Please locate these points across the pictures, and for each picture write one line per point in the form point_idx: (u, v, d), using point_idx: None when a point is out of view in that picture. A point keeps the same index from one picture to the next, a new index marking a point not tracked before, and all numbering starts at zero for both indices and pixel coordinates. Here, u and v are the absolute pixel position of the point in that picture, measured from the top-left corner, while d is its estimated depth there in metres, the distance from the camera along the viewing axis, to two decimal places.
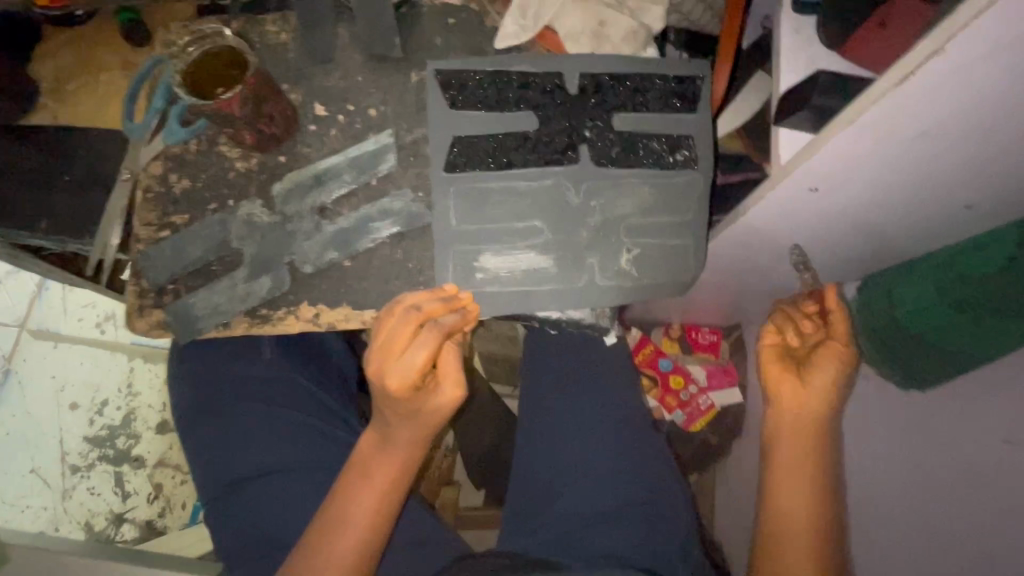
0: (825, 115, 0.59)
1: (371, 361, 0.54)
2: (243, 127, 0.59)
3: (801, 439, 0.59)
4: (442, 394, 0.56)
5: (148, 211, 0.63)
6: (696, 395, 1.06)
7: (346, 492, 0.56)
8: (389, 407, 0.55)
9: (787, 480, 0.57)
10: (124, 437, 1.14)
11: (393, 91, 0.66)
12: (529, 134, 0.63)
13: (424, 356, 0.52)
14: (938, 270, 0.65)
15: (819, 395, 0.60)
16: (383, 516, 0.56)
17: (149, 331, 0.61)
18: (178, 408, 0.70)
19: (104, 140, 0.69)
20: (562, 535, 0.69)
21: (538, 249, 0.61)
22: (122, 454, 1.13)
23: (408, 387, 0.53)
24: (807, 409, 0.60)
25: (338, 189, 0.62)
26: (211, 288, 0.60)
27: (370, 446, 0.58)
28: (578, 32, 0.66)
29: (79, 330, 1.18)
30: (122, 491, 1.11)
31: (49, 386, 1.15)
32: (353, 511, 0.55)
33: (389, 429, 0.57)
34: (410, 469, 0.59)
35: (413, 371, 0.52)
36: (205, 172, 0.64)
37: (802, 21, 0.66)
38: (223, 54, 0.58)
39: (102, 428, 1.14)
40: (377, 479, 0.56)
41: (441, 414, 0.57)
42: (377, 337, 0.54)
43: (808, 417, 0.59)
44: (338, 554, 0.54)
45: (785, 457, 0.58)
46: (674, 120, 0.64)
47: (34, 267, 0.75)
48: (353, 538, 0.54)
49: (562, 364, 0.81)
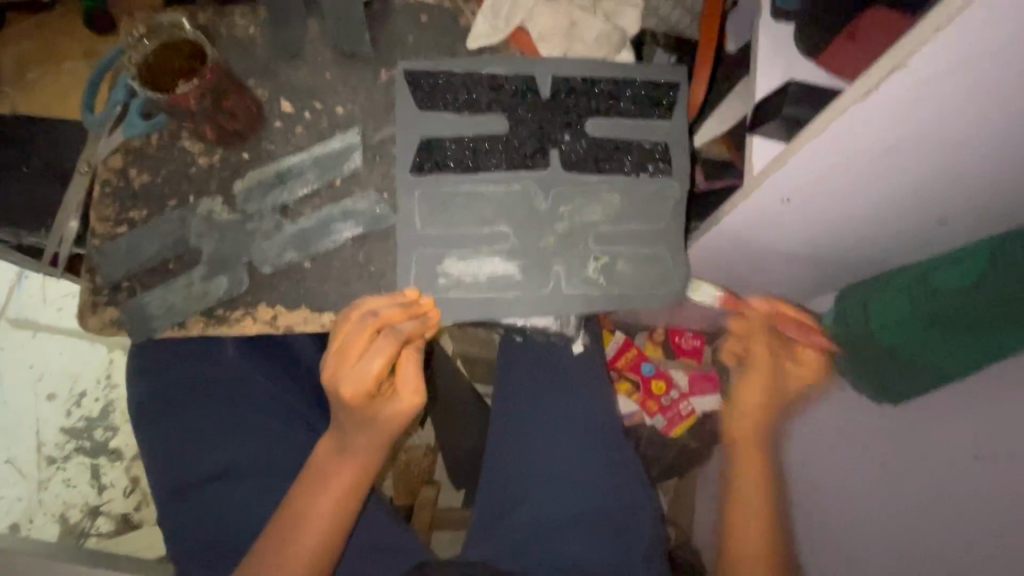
0: (799, 125, 0.58)
1: (326, 369, 0.53)
2: (202, 121, 0.58)
3: (745, 460, 0.69)
4: (398, 403, 0.55)
5: (105, 206, 0.61)
6: (678, 401, 1.04)
7: (298, 502, 0.54)
8: (345, 414, 0.54)
9: (740, 507, 0.65)
10: (103, 429, 1.12)
11: (362, 89, 0.64)
12: (498, 136, 0.62)
13: (380, 364, 0.51)
14: (908, 288, 0.64)
15: (734, 414, 0.73)
16: (336, 527, 0.55)
17: (101, 330, 0.59)
18: (135, 408, 0.69)
19: (64, 131, 0.68)
20: (525, 546, 0.68)
21: (503, 255, 0.60)
22: (99, 446, 1.11)
23: (362, 395, 0.51)
24: (744, 431, 0.71)
25: (301, 188, 0.61)
26: (167, 287, 0.58)
27: (325, 455, 0.56)
28: (552, 33, 0.64)
29: (58, 320, 1.15)
30: (99, 484, 1.09)
31: (26, 376, 1.12)
32: (307, 523, 0.54)
33: (345, 438, 0.56)
34: (366, 479, 0.57)
35: (369, 379, 0.51)
36: (166, 167, 0.62)
37: (781, 28, 0.65)
38: (181, 46, 0.57)
39: (80, 419, 1.12)
40: (332, 489, 0.55)
41: (398, 423, 0.56)
42: (335, 344, 0.53)
43: (743, 432, 0.71)
44: (293, 563, 0.53)
45: (737, 480, 0.67)
46: (647, 126, 0.63)
47: None
48: (308, 548, 0.53)
49: (534, 370, 0.80)
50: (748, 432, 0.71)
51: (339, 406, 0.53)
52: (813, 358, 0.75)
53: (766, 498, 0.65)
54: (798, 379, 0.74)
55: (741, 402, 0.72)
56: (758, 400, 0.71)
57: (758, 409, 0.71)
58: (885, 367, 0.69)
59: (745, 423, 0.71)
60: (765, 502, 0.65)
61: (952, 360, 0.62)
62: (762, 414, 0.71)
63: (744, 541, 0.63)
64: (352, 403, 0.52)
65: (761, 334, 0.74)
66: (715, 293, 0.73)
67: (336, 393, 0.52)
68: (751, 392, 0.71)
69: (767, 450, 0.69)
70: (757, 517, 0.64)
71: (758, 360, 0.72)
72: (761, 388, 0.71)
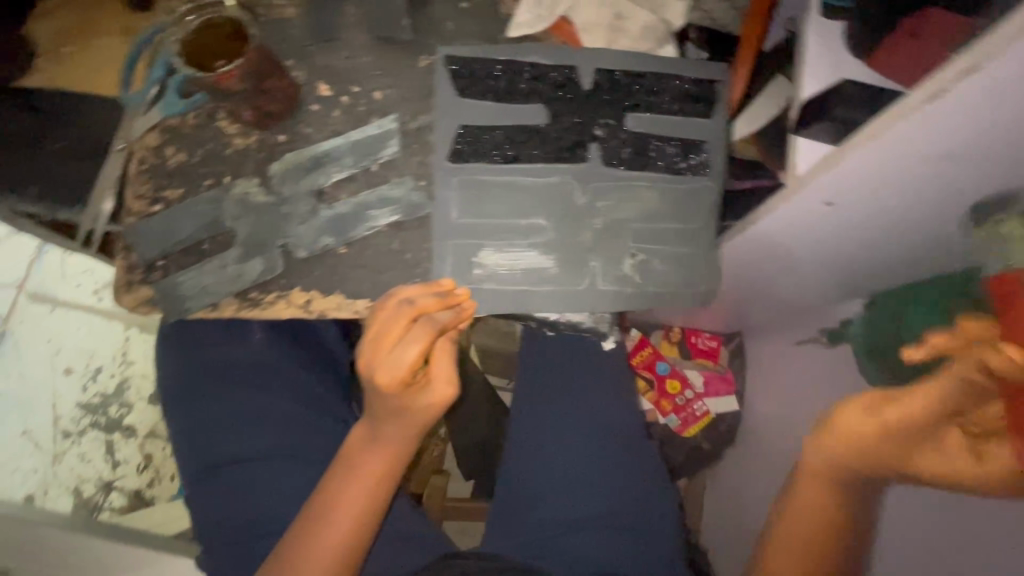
0: (848, 127, 0.57)
1: (362, 359, 0.53)
2: (241, 102, 0.58)
3: (812, 516, 0.52)
4: (430, 394, 0.55)
5: (141, 183, 0.61)
6: (693, 401, 1.04)
7: (330, 490, 0.55)
8: (378, 400, 0.54)
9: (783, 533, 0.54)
10: (118, 406, 0.87)
11: (400, 74, 0.64)
12: (538, 128, 0.61)
13: (415, 352, 0.51)
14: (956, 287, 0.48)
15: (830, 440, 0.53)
16: (365, 518, 0.55)
17: (134, 308, 0.59)
18: (163, 388, 0.69)
19: (101, 106, 0.67)
20: (547, 541, 0.68)
21: (538, 248, 0.59)
22: (115, 423, 0.87)
23: (398, 382, 0.51)
24: (853, 451, 0.51)
25: (337, 173, 0.60)
26: (201, 268, 0.58)
27: (358, 442, 0.57)
28: (595, 25, 0.63)
29: None
30: (113, 457, 0.85)
31: None
32: (337, 510, 0.54)
33: (377, 426, 0.56)
34: (396, 469, 0.57)
35: (403, 368, 0.51)
36: (202, 146, 0.62)
37: (830, 26, 0.64)
38: (225, 26, 0.56)
39: (95, 394, 0.85)
40: (364, 477, 0.55)
41: (430, 413, 0.55)
42: (369, 333, 0.52)
43: (849, 455, 0.51)
44: (322, 549, 0.53)
45: (789, 533, 0.53)
46: (689, 122, 0.62)
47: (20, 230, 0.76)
48: (338, 537, 0.54)
49: (557, 364, 0.79)
50: (831, 473, 0.52)
51: (374, 394, 0.53)
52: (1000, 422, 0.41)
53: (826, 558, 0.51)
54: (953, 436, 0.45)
55: (847, 433, 0.52)
56: (859, 432, 0.50)
57: (895, 456, 0.48)
58: None
59: (839, 461, 0.52)
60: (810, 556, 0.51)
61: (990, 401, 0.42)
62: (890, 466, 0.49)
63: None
64: (386, 391, 0.52)
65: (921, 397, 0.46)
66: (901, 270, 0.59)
67: (372, 380, 0.52)
68: (857, 420, 0.51)
69: (841, 500, 0.52)
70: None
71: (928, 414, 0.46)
72: (918, 427, 0.46)
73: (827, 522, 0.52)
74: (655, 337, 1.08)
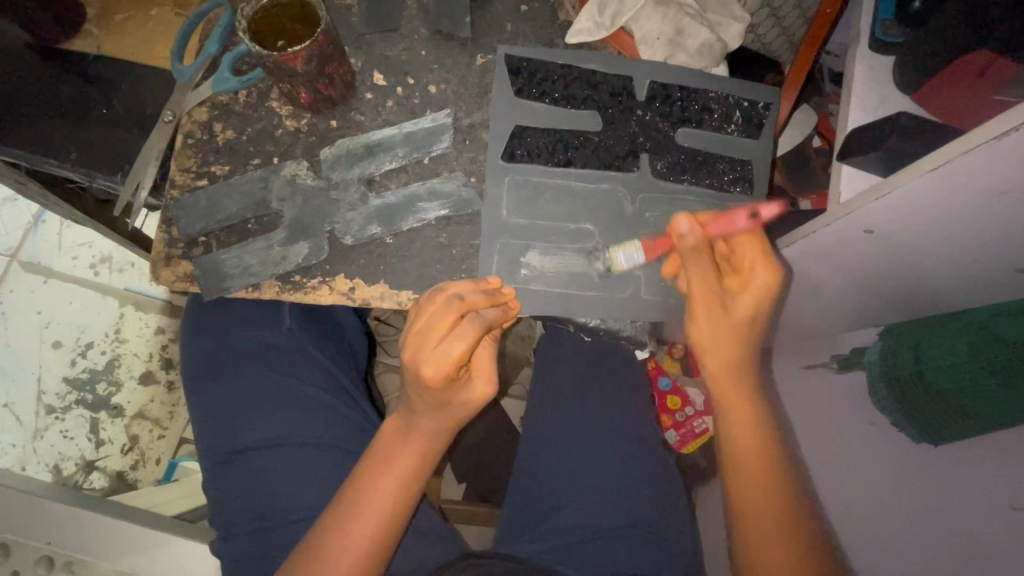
0: (896, 158, 0.59)
1: (404, 353, 0.51)
2: (302, 84, 0.57)
3: (743, 459, 0.52)
4: (469, 389, 0.54)
5: (187, 157, 0.61)
6: (693, 417, 1.04)
7: (361, 481, 0.54)
8: (417, 394, 0.53)
9: (743, 467, 0.52)
10: (106, 382, 1.20)
11: (456, 71, 0.64)
12: (591, 135, 0.62)
13: (462, 349, 0.49)
14: (966, 334, 0.60)
15: (716, 349, 0.53)
16: (394, 513, 0.54)
17: (172, 283, 0.58)
18: (186, 365, 0.68)
19: (149, 77, 0.67)
20: (570, 548, 0.65)
21: (585, 253, 0.59)
22: (100, 401, 1.19)
23: (439, 378, 0.50)
24: (716, 373, 0.54)
25: (388, 163, 0.60)
26: (245, 248, 0.57)
27: (392, 435, 0.56)
28: (653, 38, 0.64)
29: (73, 268, 1.26)
30: (97, 439, 1.17)
31: (34, 322, 1.22)
32: (368, 503, 0.53)
33: (412, 420, 0.55)
34: (427, 464, 0.56)
35: (447, 364, 0.49)
36: (252, 125, 0.61)
37: (880, 61, 0.66)
38: (291, 7, 0.55)
39: (83, 371, 1.20)
40: (396, 470, 0.55)
41: (467, 410, 0.55)
42: (412, 326, 0.51)
43: (726, 379, 0.54)
44: (350, 542, 0.52)
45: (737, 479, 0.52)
46: (737, 142, 0.63)
47: (40, 197, 0.76)
48: (368, 530, 0.53)
49: (579, 370, 0.78)
50: (751, 419, 0.53)
51: (415, 386, 0.52)
52: (753, 284, 0.53)
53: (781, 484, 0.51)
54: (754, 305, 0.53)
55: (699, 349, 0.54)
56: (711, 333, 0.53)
57: (731, 364, 0.54)
58: (929, 410, 0.64)
59: (739, 406, 0.54)
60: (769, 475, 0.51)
61: (951, 417, 0.62)
62: (737, 373, 0.54)
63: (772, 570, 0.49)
64: (427, 385, 0.51)
65: (743, 294, 0.53)
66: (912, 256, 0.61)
67: (414, 373, 0.51)
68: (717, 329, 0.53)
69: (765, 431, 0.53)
70: (776, 524, 0.50)
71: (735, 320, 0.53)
72: (727, 331, 0.53)
73: (768, 456, 0.52)
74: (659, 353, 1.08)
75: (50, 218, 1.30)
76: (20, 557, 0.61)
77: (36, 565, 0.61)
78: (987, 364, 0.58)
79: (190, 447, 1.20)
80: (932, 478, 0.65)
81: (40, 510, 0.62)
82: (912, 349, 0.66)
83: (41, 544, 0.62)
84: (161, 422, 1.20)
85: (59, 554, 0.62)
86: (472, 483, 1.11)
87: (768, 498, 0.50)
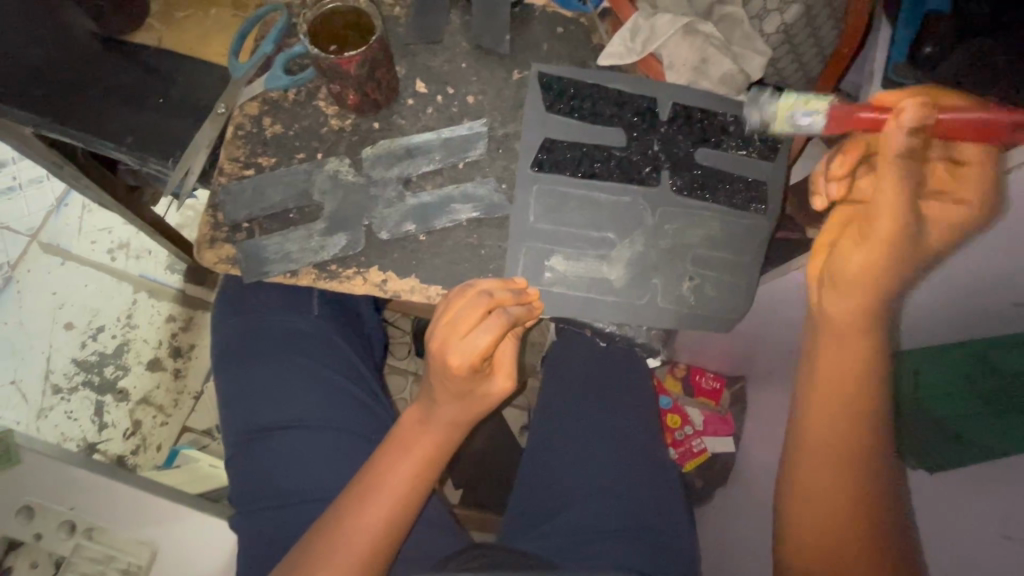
0: None
1: (432, 346, 0.54)
2: (352, 86, 0.60)
3: (827, 410, 0.53)
4: (493, 383, 0.57)
5: (236, 148, 0.64)
6: (692, 436, 1.05)
7: (380, 467, 0.57)
8: (442, 383, 0.55)
9: (821, 409, 0.53)
10: (114, 366, 1.23)
11: (493, 84, 0.68)
12: (616, 150, 0.65)
13: (487, 341, 0.52)
14: (964, 364, 0.60)
15: (850, 272, 0.50)
16: (409, 499, 0.56)
17: (215, 264, 0.61)
18: (215, 345, 0.71)
19: (204, 70, 0.71)
20: (577, 544, 0.67)
21: (607, 261, 0.63)
22: (107, 383, 1.22)
23: (465, 368, 0.53)
24: (829, 296, 0.52)
25: (425, 165, 0.64)
26: (287, 235, 0.61)
27: (412, 421, 0.59)
28: (680, 64, 0.68)
29: (91, 251, 1.30)
30: (100, 422, 1.19)
31: (50, 302, 1.26)
32: (386, 487, 0.56)
33: (433, 408, 0.58)
34: (444, 454, 0.59)
35: (474, 353, 0.52)
36: (300, 122, 0.65)
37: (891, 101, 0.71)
38: (348, 15, 0.60)
39: (92, 353, 1.23)
40: (413, 457, 0.57)
41: (487, 403, 0.58)
42: (442, 320, 0.54)
43: (840, 302, 0.52)
44: (362, 527, 0.54)
45: (814, 427, 0.53)
46: (753, 163, 0.65)
47: (74, 180, 0.79)
48: (382, 514, 0.55)
49: (588, 376, 0.80)
50: (851, 378, 0.51)
51: (438, 375, 0.55)
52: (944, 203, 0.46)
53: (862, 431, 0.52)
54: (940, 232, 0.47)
55: (834, 281, 0.51)
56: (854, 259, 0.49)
57: (869, 304, 0.50)
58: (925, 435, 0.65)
59: (849, 366, 0.51)
60: (847, 419, 0.52)
61: (946, 445, 0.62)
62: (864, 323, 0.51)
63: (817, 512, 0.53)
64: (452, 374, 0.54)
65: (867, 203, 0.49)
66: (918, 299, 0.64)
67: (441, 360, 0.53)
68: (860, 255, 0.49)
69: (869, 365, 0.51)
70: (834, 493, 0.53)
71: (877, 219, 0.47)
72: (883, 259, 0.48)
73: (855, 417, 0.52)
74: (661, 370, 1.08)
75: (73, 202, 1.34)
76: (44, 519, 0.64)
77: (59, 530, 0.63)
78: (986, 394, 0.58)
79: (192, 436, 1.19)
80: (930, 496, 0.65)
81: (67, 474, 0.65)
82: (914, 377, 0.67)
83: (63, 508, 0.64)
84: (164, 409, 1.21)
85: (79, 519, 0.64)
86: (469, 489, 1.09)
87: (838, 438, 0.52)
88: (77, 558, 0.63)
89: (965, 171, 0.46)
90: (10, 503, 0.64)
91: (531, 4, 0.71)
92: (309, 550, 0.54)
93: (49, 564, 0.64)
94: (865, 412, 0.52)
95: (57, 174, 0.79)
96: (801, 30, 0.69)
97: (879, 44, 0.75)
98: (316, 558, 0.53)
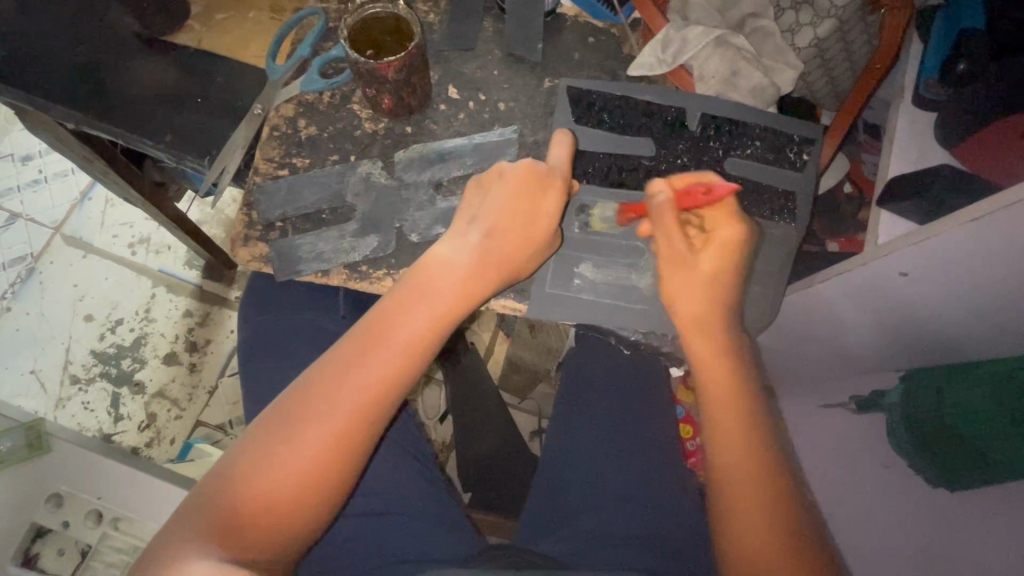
0: (932, 208, 0.64)
1: (468, 194, 0.60)
2: (388, 91, 0.61)
3: (724, 424, 0.55)
4: (547, 201, 0.58)
5: (272, 148, 0.66)
6: (703, 447, 1.04)
7: (391, 313, 0.55)
8: (501, 205, 0.58)
9: (726, 433, 0.55)
10: (131, 359, 1.25)
11: (525, 91, 0.69)
12: (645, 159, 0.66)
13: (564, 153, 0.61)
14: (989, 381, 0.60)
15: (695, 295, 0.58)
16: (407, 369, 0.54)
17: (248, 262, 0.63)
18: (243, 341, 0.72)
19: (241, 72, 0.72)
20: (593, 550, 0.66)
21: (637, 268, 0.63)
22: (123, 375, 1.23)
23: (543, 169, 0.59)
24: (686, 325, 0.59)
25: (457, 170, 0.64)
26: (320, 234, 0.62)
27: (434, 268, 0.56)
28: (710, 75, 0.69)
29: (112, 245, 1.32)
30: (116, 413, 1.21)
31: (70, 294, 1.28)
32: (393, 343, 0.54)
33: (462, 246, 0.57)
34: (451, 317, 0.56)
35: (559, 162, 0.60)
36: (334, 124, 0.66)
37: (921, 116, 0.72)
38: (387, 21, 0.61)
39: (110, 345, 1.25)
40: (413, 319, 0.55)
41: (531, 246, 0.58)
42: (484, 174, 0.60)
43: (697, 335, 0.58)
44: (360, 384, 0.52)
45: (723, 452, 0.54)
46: (780, 173, 0.66)
47: (103, 174, 0.81)
48: (382, 372, 0.53)
49: (606, 383, 0.80)
50: (727, 389, 0.56)
51: (480, 212, 0.59)
52: (716, 240, 0.58)
53: (757, 445, 0.54)
54: (720, 260, 0.58)
55: (669, 299, 0.59)
56: (678, 287, 0.58)
57: (692, 314, 0.58)
58: (945, 451, 0.64)
59: (717, 377, 0.57)
60: (750, 437, 0.54)
61: (964, 465, 0.63)
62: (708, 341, 0.58)
63: (754, 538, 0.50)
64: (498, 214, 0.58)
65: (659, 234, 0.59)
66: (943, 321, 0.63)
67: (512, 173, 0.58)
68: (684, 283, 0.58)
69: (741, 389, 0.56)
70: (764, 512, 0.50)
71: (667, 265, 0.59)
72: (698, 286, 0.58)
73: (748, 437, 0.54)
74: (673, 381, 1.07)
75: (96, 196, 1.36)
76: (73, 507, 0.65)
77: (85, 519, 0.64)
78: (1013, 414, 0.58)
79: (205, 430, 1.20)
80: (943, 512, 0.67)
81: (92, 464, 0.66)
82: (935, 396, 0.65)
83: (92, 498, 0.65)
84: (178, 403, 1.22)
85: (106, 509, 0.65)
86: (479, 492, 1.04)
87: (749, 453, 0.53)
88: (104, 547, 0.64)
89: (717, 213, 0.59)
90: (37, 491, 0.65)
91: (564, 14, 0.72)
92: (311, 386, 0.52)
93: (75, 552, 0.66)
94: (752, 427, 0.55)
95: (87, 168, 0.81)
96: (833, 44, 0.72)
97: (911, 58, 0.76)
98: (314, 401, 0.51)
